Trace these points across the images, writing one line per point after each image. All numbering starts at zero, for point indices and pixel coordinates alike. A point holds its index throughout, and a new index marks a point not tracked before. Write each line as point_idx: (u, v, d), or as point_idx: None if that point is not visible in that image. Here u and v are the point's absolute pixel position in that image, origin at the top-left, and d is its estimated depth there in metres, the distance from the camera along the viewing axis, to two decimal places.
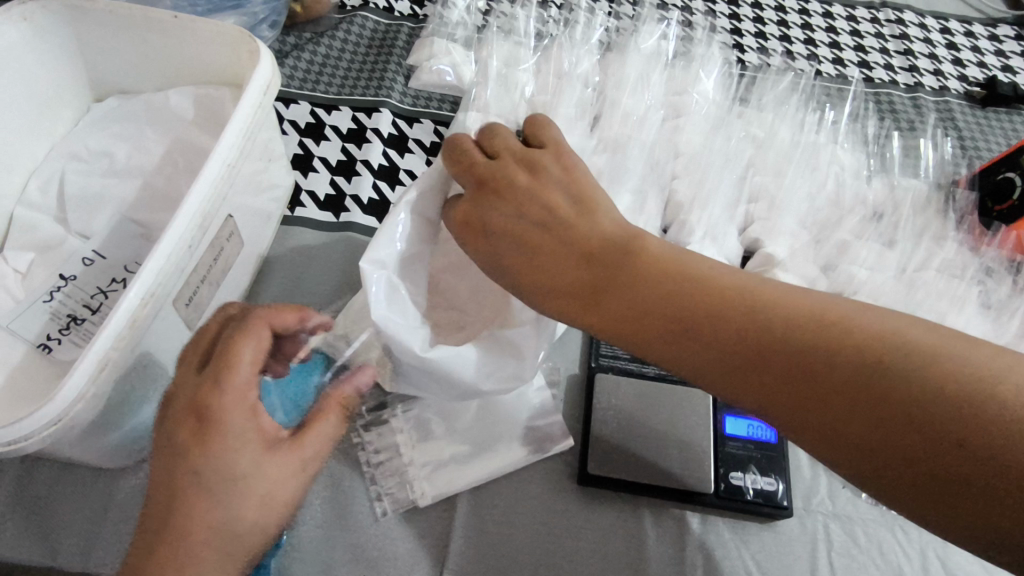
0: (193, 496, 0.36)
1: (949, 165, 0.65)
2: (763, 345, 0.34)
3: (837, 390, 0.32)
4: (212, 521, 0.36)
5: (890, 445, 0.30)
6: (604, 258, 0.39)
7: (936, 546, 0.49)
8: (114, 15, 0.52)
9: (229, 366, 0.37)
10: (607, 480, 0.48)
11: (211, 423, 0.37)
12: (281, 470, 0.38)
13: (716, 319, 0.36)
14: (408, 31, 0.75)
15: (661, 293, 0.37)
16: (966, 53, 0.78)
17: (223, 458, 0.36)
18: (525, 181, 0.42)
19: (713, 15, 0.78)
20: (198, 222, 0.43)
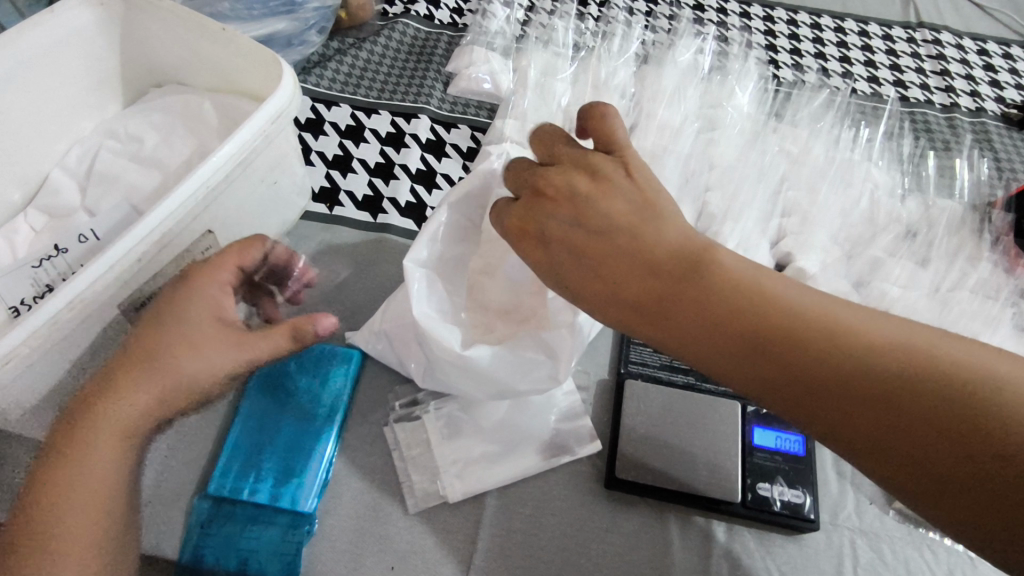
0: (126, 362, 0.40)
1: (985, 186, 0.65)
2: (846, 370, 0.32)
3: (923, 423, 0.30)
4: (127, 375, 0.39)
5: (971, 485, 0.29)
6: (674, 268, 0.37)
7: (964, 567, 0.48)
8: (174, 15, 0.55)
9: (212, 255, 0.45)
10: (634, 485, 0.48)
11: (167, 291, 0.43)
12: (217, 339, 0.42)
13: (796, 338, 0.33)
14: (448, 39, 0.77)
15: (738, 310, 0.35)
16: (1004, 75, 0.78)
17: (157, 311, 0.42)
18: (587, 186, 0.39)
19: (749, 31, 0.79)
20: (155, 237, 0.43)
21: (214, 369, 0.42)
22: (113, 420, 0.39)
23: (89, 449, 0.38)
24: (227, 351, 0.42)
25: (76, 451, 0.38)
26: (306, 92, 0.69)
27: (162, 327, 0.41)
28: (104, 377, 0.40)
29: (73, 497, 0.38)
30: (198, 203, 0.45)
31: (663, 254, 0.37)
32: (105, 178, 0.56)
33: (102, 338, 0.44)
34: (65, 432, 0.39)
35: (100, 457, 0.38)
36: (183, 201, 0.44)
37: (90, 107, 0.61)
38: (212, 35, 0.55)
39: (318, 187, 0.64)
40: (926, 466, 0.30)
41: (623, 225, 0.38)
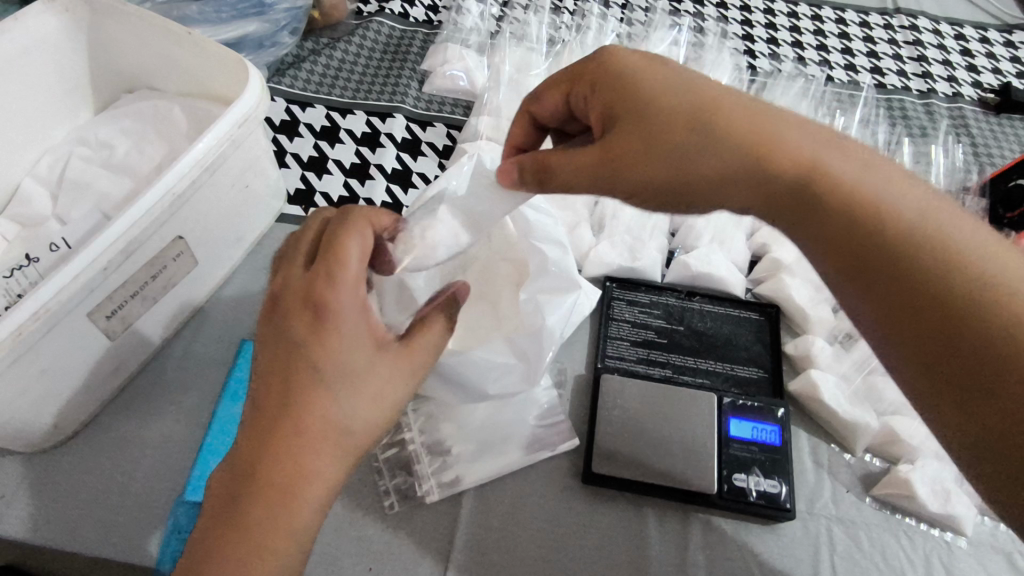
0: (312, 401, 0.35)
1: (959, 172, 0.65)
2: (897, 248, 0.35)
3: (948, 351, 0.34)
4: (334, 436, 0.35)
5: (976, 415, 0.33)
6: (770, 149, 0.37)
7: (941, 552, 0.48)
8: (141, 20, 0.55)
9: (338, 253, 0.36)
10: (610, 479, 0.48)
11: (338, 314, 0.35)
12: (394, 371, 0.38)
13: (862, 215, 0.36)
14: (423, 37, 0.76)
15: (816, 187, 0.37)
16: (981, 60, 0.78)
17: (354, 348, 0.36)
18: (656, 89, 0.39)
19: (725, 21, 0.79)
20: (122, 245, 0.43)
21: (387, 412, 0.38)
22: (334, 470, 0.35)
23: (305, 484, 0.34)
24: (404, 377, 0.38)
25: (300, 494, 0.34)
26: (281, 94, 0.69)
27: (362, 379, 0.36)
28: (298, 418, 0.34)
29: (296, 538, 0.34)
30: (164, 211, 0.45)
31: (764, 138, 0.37)
32: (77, 186, 0.56)
33: (72, 344, 0.44)
34: (271, 469, 0.33)
35: (318, 499, 0.35)
36: (148, 209, 0.44)
37: (60, 114, 0.60)
38: (180, 40, 0.54)
39: (294, 189, 0.63)
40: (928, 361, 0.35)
41: (704, 107, 0.38)
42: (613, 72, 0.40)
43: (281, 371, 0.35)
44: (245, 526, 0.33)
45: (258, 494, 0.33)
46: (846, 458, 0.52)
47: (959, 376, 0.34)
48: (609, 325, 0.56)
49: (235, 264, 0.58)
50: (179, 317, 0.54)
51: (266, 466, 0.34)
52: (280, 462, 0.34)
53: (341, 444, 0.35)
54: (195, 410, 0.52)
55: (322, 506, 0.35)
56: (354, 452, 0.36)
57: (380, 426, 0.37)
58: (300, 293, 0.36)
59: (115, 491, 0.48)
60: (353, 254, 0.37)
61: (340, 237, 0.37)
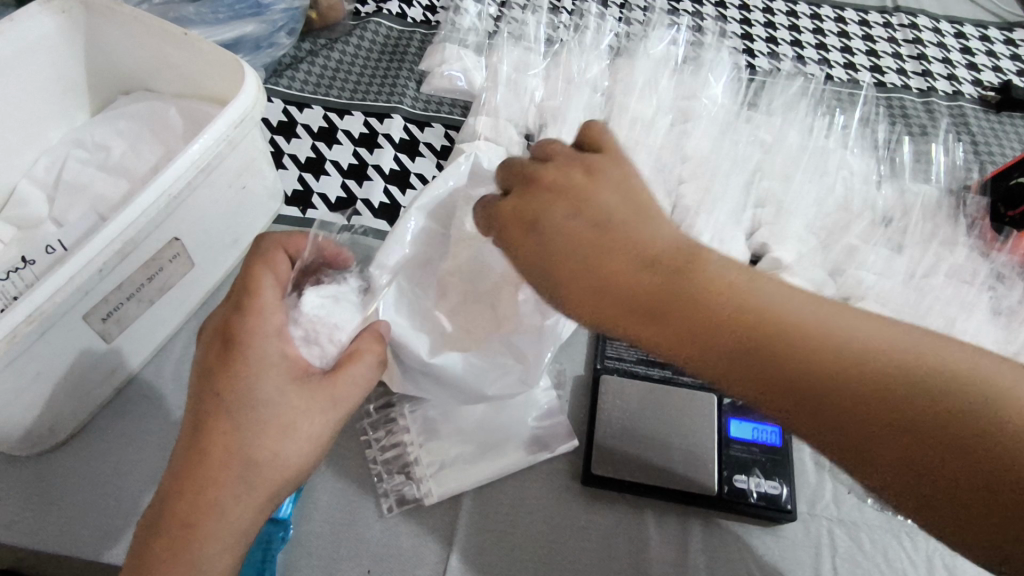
0: (219, 432, 0.36)
1: (960, 171, 0.65)
2: (786, 351, 0.31)
3: (890, 439, 0.29)
4: (236, 467, 0.36)
5: (962, 493, 0.28)
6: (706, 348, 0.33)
7: (943, 553, 0.48)
8: (137, 21, 0.55)
9: (252, 292, 0.39)
10: (610, 481, 0.48)
11: (243, 345, 0.37)
12: (307, 401, 0.38)
13: (746, 318, 0.32)
14: (421, 37, 0.76)
15: (793, 327, 0.31)
16: (981, 58, 0.78)
17: (259, 379, 0.37)
18: (529, 207, 0.38)
19: (724, 20, 0.78)
20: (117, 247, 0.43)
21: (306, 444, 0.38)
22: (244, 497, 0.36)
23: (213, 513, 0.35)
24: (323, 410, 0.38)
25: (209, 518, 0.35)
26: (279, 95, 0.69)
27: (264, 411, 0.37)
28: (208, 451, 0.36)
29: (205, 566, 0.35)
30: (159, 212, 0.45)
31: (743, 312, 0.32)
32: (72, 188, 0.56)
33: (67, 347, 0.44)
34: (179, 494, 0.35)
35: (227, 526, 0.36)
36: (143, 211, 0.44)
37: (56, 116, 0.60)
38: (175, 41, 0.54)
39: (291, 190, 0.63)
40: (907, 455, 0.29)
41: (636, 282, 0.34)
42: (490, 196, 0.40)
43: (199, 398, 0.37)
44: (159, 549, 0.35)
45: (167, 516, 0.35)
46: None
47: (941, 494, 0.28)
48: None
49: (233, 265, 0.58)
50: (175, 320, 0.54)
51: (177, 491, 0.36)
52: (188, 486, 0.35)
53: (246, 476, 0.36)
54: None
55: (235, 537, 0.36)
56: (273, 484, 0.37)
57: (295, 459, 0.38)
58: (217, 324, 0.39)
59: (112, 494, 0.48)
60: (265, 284, 0.39)
61: (255, 279, 0.39)
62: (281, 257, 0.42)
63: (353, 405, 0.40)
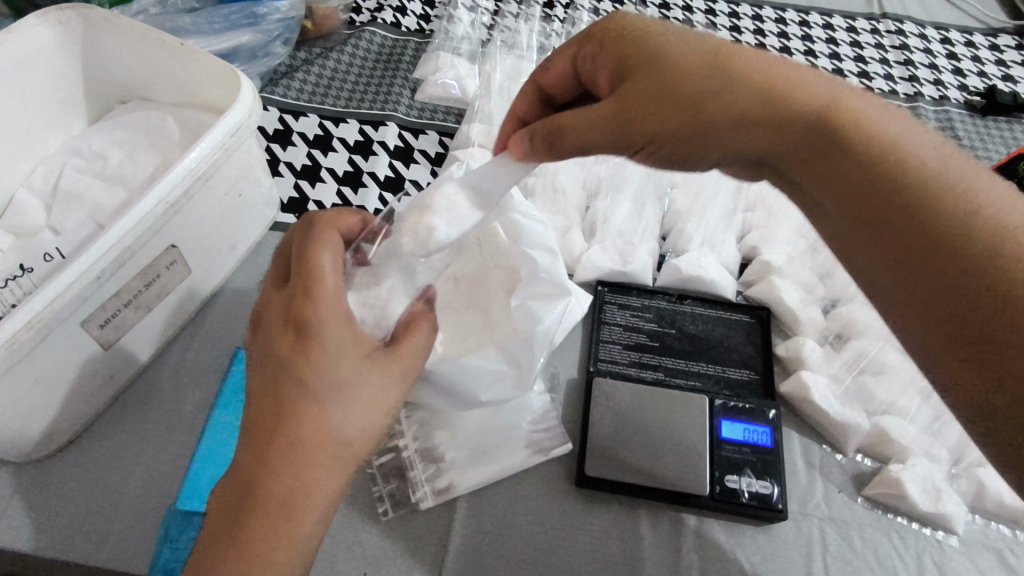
0: (303, 411, 0.36)
1: None
2: (875, 165, 0.35)
3: (932, 265, 0.33)
4: (327, 444, 0.36)
5: (964, 322, 0.32)
6: (814, 129, 0.36)
7: (933, 551, 0.48)
8: (133, 32, 0.55)
9: (324, 269, 0.37)
10: (603, 482, 0.49)
11: (319, 331, 0.36)
12: (382, 374, 0.38)
13: (850, 132, 0.35)
14: (415, 45, 0.77)
15: (896, 160, 0.34)
16: (966, 63, 0.79)
17: (340, 357, 0.37)
18: (669, 41, 0.40)
19: (714, 28, 0.80)
20: (115, 254, 0.43)
21: (385, 414, 0.39)
22: (331, 475, 0.36)
23: (300, 497, 0.35)
24: (396, 382, 0.39)
25: (300, 502, 0.35)
26: (274, 103, 0.70)
27: (350, 386, 0.37)
28: (292, 436, 0.35)
29: (296, 546, 0.35)
30: (156, 220, 0.45)
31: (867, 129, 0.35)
32: (70, 197, 0.57)
33: (65, 354, 0.44)
34: (269, 477, 0.35)
35: (315, 505, 0.36)
36: (141, 219, 0.44)
37: (53, 126, 0.61)
38: (172, 51, 0.55)
39: (287, 198, 0.64)
40: (921, 279, 0.33)
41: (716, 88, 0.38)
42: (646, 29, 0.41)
43: (272, 385, 0.36)
44: (247, 538, 0.34)
45: (258, 503, 0.34)
46: (838, 458, 0.52)
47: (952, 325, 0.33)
48: (601, 330, 0.56)
49: (229, 272, 0.58)
50: (172, 326, 0.54)
51: (264, 478, 0.35)
52: (277, 472, 0.35)
53: (335, 454, 0.36)
54: (188, 419, 0.52)
55: (324, 511, 0.36)
56: (353, 457, 0.38)
57: (375, 429, 0.38)
58: (282, 311, 0.37)
59: (109, 500, 0.48)
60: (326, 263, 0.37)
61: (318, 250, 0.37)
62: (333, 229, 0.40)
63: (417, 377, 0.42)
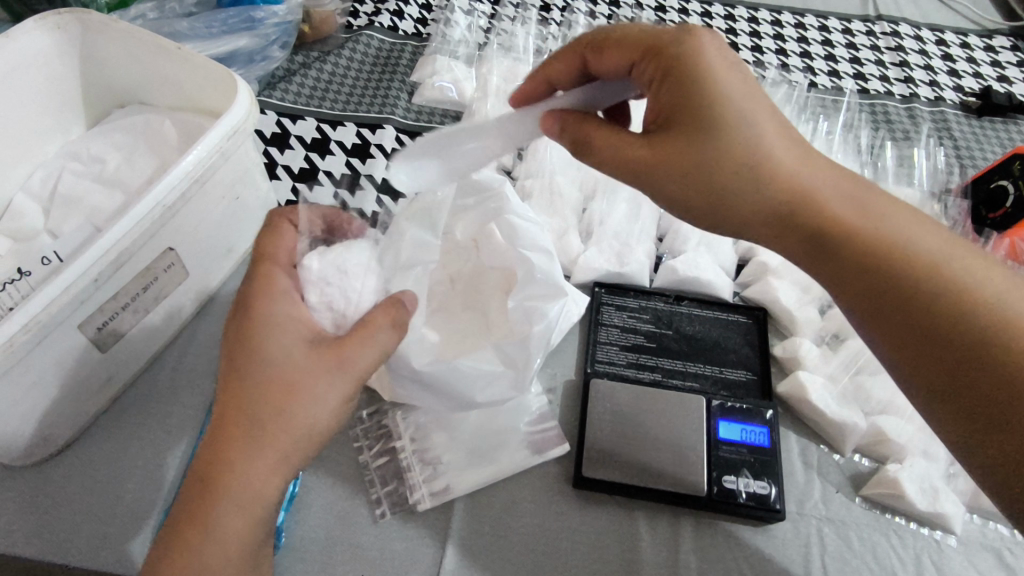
0: (238, 393, 0.39)
1: (942, 174, 0.66)
2: (874, 252, 0.41)
3: (927, 335, 0.40)
4: (248, 416, 0.38)
5: (965, 384, 0.38)
6: (816, 219, 0.42)
7: (931, 551, 0.48)
8: (131, 37, 0.56)
9: (270, 261, 0.44)
10: (600, 483, 0.49)
11: (251, 316, 0.41)
12: (317, 364, 0.40)
13: (854, 222, 0.41)
14: (412, 49, 0.77)
15: (890, 251, 0.41)
16: (962, 64, 0.79)
17: (268, 341, 0.40)
18: (740, 108, 0.40)
19: (710, 30, 0.80)
20: (112, 257, 0.44)
21: (320, 404, 0.39)
22: (263, 454, 0.38)
23: (231, 468, 0.38)
24: (333, 372, 0.40)
25: (227, 472, 0.38)
26: (272, 106, 0.70)
27: (275, 368, 0.39)
28: (227, 412, 0.39)
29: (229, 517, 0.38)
30: (153, 222, 0.46)
31: (883, 233, 0.41)
32: (68, 201, 0.57)
33: (64, 355, 0.44)
34: (203, 447, 0.39)
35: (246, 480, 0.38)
36: (137, 222, 0.45)
37: (52, 130, 0.61)
38: (169, 55, 0.55)
39: (285, 201, 0.64)
40: (925, 342, 0.40)
41: (751, 133, 0.40)
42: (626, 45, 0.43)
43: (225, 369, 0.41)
44: (185, 501, 0.38)
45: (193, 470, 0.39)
46: (835, 458, 0.52)
47: (954, 391, 0.39)
48: (598, 331, 0.56)
49: (227, 275, 0.59)
50: (169, 329, 0.54)
51: (203, 449, 0.39)
52: (210, 442, 0.39)
53: (260, 434, 0.38)
54: (186, 422, 0.52)
55: (253, 490, 0.38)
56: (286, 441, 0.39)
57: (310, 416, 0.39)
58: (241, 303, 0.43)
59: (107, 503, 0.48)
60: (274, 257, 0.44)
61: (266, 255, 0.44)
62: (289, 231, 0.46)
63: (365, 374, 0.41)
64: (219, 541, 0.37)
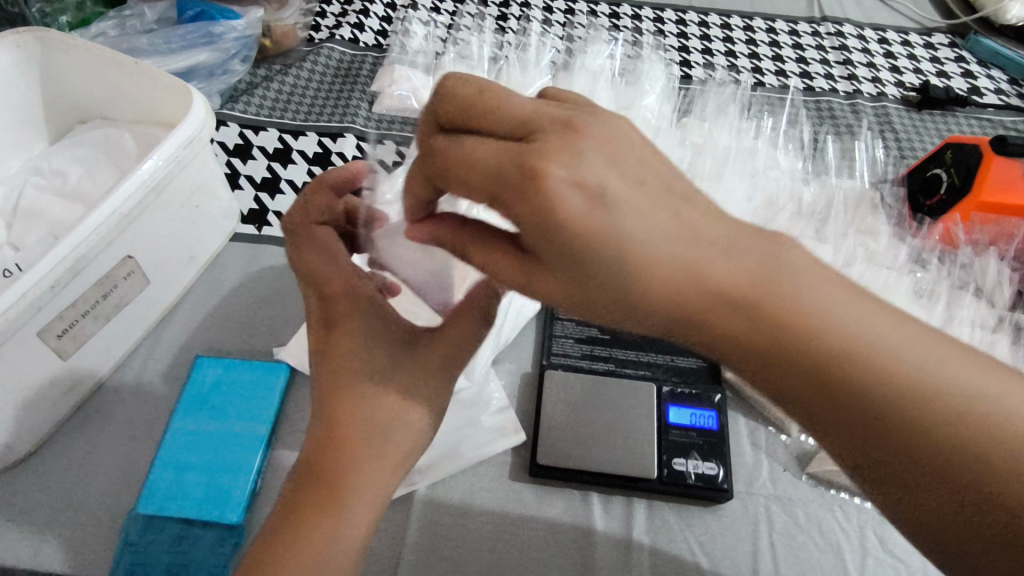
0: (351, 405, 0.38)
1: (880, 166, 0.69)
2: (825, 377, 0.28)
3: (932, 477, 0.28)
4: (369, 428, 0.38)
5: (999, 540, 0.28)
6: (710, 336, 0.29)
7: (874, 524, 0.50)
8: (90, 53, 0.57)
9: (332, 284, 0.42)
10: (555, 470, 0.50)
11: (340, 332, 0.40)
12: (422, 367, 0.41)
13: (794, 330, 0.28)
14: (373, 60, 0.80)
15: (866, 373, 0.28)
16: (903, 61, 0.83)
17: (365, 351, 0.40)
18: (569, 156, 0.27)
19: (662, 35, 0.83)
20: (68, 265, 0.45)
21: (428, 409, 0.41)
22: (382, 462, 0.38)
23: (357, 478, 0.37)
24: (437, 376, 0.42)
25: (349, 479, 0.37)
26: (233, 119, 0.71)
27: (389, 378, 0.40)
28: (338, 421, 0.38)
29: (350, 529, 0.37)
30: (109, 230, 0.47)
31: (830, 341, 0.28)
32: (31, 214, 0.58)
33: (25, 362, 0.46)
34: (320, 464, 0.37)
35: (372, 489, 0.38)
36: (92, 231, 0.46)
37: (14, 147, 0.62)
38: (127, 70, 0.57)
39: (247, 210, 0.66)
40: (927, 490, 0.28)
41: (602, 204, 0.27)
42: (481, 124, 0.29)
43: (327, 389, 0.39)
44: (304, 515, 0.36)
45: (308, 481, 0.37)
46: (782, 438, 0.54)
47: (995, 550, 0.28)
48: (553, 325, 0.58)
49: (189, 283, 0.60)
50: (132, 336, 0.55)
51: (318, 464, 0.38)
52: (327, 455, 0.38)
53: (379, 442, 0.38)
54: (149, 427, 0.53)
55: (378, 498, 0.38)
56: (404, 449, 0.40)
57: (420, 421, 0.40)
58: (319, 321, 0.42)
59: (71, 507, 0.49)
60: (330, 271, 0.42)
61: (320, 271, 0.42)
62: (322, 232, 0.43)
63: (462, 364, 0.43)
64: (341, 551, 0.36)
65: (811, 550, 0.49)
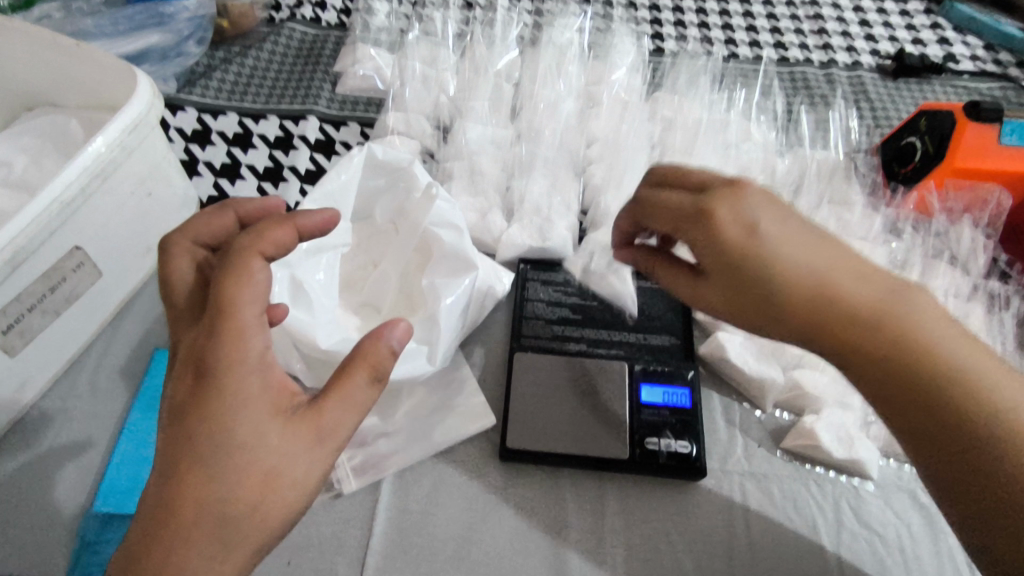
0: (193, 483, 0.31)
1: (855, 136, 0.68)
2: (847, 332, 0.38)
3: (925, 414, 0.37)
4: (212, 513, 0.31)
5: (966, 480, 0.36)
6: (839, 318, 0.38)
7: (849, 497, 0.50)
8: (30, 36, 0.55)
9: (231, 321, 0.33)
10: (526, 454, 0.49)
11: (215, 380, 0.32)
12: (296, 438, 0.33)
13: (840, 305, 0.38)
14: (336, 40, 0.77)
15: (877, 327, 0.37)
16: (878, 29, 0.81)
17: (228, 417, 0.32)
18: (756, 223, 0.38)
19: (634, 8, 0.80)
20: (5, 258, 0.43)
21: (300, 490, 0.34)
22: (213, 551, 0.31)
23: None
24: (314, 448, 0.34)
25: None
26: (191, 104, 0.69)
27: (252, 453, 0.32)
28: (173, 501, 0.31)
29: None
30: (50, 221, 0.45)
31: (856, 310, 0.38)
32: None
33: None
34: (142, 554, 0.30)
35: None
36: (30, 222, 0.44)
37: None
38: (69, 53, 0.55)
39: (206, 197, 0.63)
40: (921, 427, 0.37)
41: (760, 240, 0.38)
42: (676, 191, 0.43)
43: (167, 454, 0.32)
44: None
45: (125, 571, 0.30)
46: (758, 415, 0.53)
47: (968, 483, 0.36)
48: (524, 306, 0.56)
49: (146, 275, 0.58)
50: (86, 331, 0.53)
51: (142, 552, 0.30)
52: (152, 541, 0.30)
53: (228, 529, 0.31)
54: (107, 423, 0.52)
55: None
56: (257, 539, 0.32)
57: (287, 502, 0.33)
58: (191, 360, 0.33)
59: (24, 508, 0.48)
60: (240, 309, 0.34)
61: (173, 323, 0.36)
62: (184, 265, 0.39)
63: (346, 437, 0.35)
64: None
65: (786, 525, 0.48)
